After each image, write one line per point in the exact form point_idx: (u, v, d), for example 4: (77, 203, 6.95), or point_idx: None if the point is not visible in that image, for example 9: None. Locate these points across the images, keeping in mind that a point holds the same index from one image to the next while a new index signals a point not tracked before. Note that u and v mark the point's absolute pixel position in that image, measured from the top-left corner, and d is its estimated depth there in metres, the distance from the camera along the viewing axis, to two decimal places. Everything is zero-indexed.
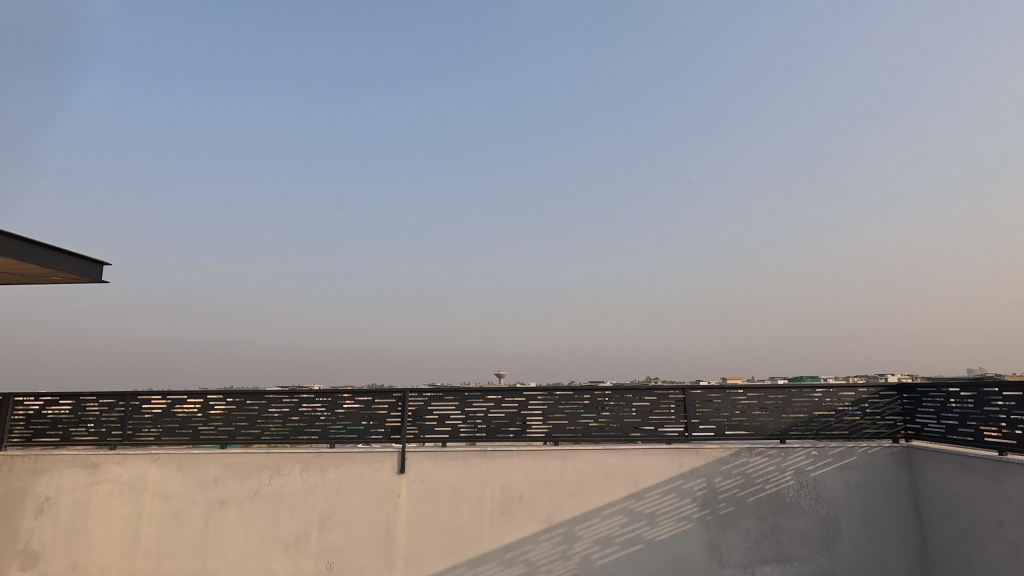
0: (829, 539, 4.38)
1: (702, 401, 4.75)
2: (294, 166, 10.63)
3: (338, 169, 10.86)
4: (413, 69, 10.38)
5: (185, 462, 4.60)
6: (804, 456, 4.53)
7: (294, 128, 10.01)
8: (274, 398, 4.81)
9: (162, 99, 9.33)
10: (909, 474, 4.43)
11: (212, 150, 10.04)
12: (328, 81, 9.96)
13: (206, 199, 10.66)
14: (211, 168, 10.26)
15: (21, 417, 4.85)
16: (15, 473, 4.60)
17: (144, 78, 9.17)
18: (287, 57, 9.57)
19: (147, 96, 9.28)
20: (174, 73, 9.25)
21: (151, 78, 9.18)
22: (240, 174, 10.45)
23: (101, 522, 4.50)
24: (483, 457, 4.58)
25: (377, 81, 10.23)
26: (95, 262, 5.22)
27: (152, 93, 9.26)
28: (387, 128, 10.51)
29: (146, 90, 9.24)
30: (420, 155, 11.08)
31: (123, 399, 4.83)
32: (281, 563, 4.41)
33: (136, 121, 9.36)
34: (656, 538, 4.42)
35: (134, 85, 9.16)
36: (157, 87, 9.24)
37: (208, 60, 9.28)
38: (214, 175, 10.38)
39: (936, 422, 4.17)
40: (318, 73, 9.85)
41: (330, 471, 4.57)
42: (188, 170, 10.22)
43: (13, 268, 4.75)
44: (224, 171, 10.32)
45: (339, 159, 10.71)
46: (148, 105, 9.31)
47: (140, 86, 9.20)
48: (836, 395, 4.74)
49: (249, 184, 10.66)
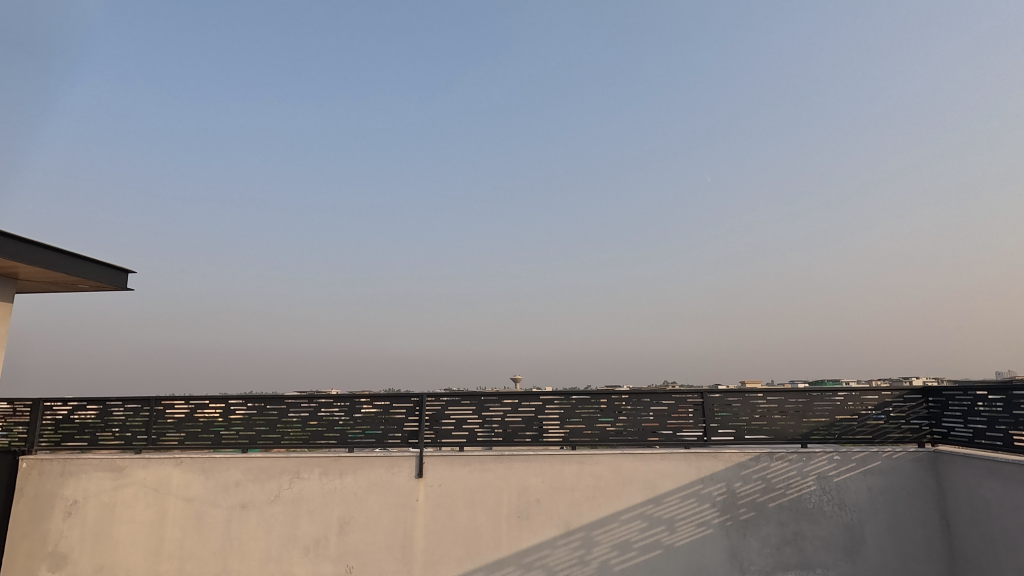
0: (852, 546, 4.30)
1: (721, 404, 4.70)
2: (283, 171, 11.30)
3: (327, 169, 11.48)
4: (407, 70, 10.92)
5: (207, 466, 4.67)
6: (826, 461, 4.46)
7: (281, 130, 10.63)
8: (294, 402, 4.87)
9: (149, 99, 9.96)
10: (935, 480, 4.33)
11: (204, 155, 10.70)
12: (319, 89, 10.53)
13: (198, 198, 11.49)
14: (203, 170, 10.92)
15: (50, 422, 4.96)
16: (46, 476, 4.73)
17: (131, 77, 9.78)
18: (280, 70, 10.26)
19: (134, 95, 9.88)
20: (164, 72, 9.85)
21: (139, 79, 9.82)
22: (228, 176, 11.12)
23: (127, 524, 4.59)
24: (499, 462, 4.58)
25: (367, 83, 10.72)
26: (119, 269, 5.41)
27: (139, 92, 9.89)
28: (379, 131, 11.10)
29: (133, 89, 9.84)
30: (415, 156, 11.78)
31: (148, 404, 4.93)
32: (301, 566, 4.45)
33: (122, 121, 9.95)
34: (675, 543, 4.38)
35: (119, 84, 9.74)
36: (141, 86, 9.88)
37: (196, 64, 9.83)
38: (205, 178, 11.09)
39: (963, 426, 4.08)
40: (310, 78, 10.42)
41: (349, 474, 4.61)
42: (178, 171, 10.82)
43: (42, 276, 4.94)
44: (214, 174, 11.00)
45: (333, 160, 11.35)
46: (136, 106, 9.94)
47: (126, 86, 9.80)
48: (859, 399, 4.65)
49: (240, 186, 11.37)
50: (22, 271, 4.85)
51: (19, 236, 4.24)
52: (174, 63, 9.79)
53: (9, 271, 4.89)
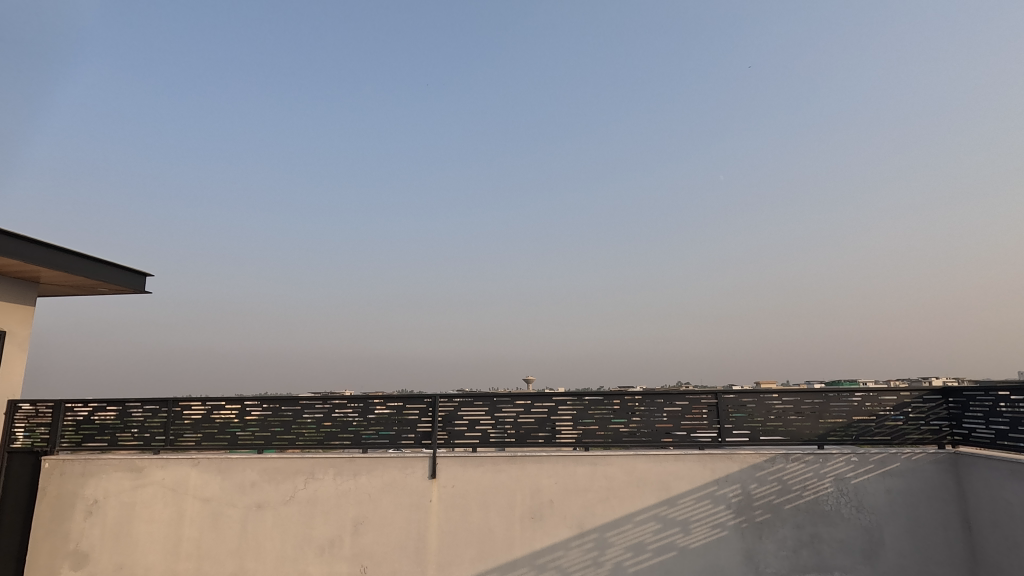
0: (870, 548, 4.24)
1: (736, 405, 4.65)
2: None
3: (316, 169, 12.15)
4: None
5: (223, 466, 4.73)
6: (844, 463, 4.39)
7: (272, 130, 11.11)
8: (308, 404, 4.92)
9: (146, 99, 10.16)
10: (956, 482, 4.25)
11: None
12: None
13: None
14: None
15: (71, 423, 5.05)
16: (67, 476, 4.83)
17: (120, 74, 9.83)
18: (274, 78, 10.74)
19: (127, 93, 10.01)
20: (160, 72, 10.08)
21: (135, 79, 9.98)
22: None
23: (146, 524, 4.66)
24: (512, 463, 4.58)
25: None
26: (137, 272, 5.54)
27: (131, 90, 10.01)
28: None
29: (124, 86, 9.95)
30: None
31: (165, 405, 5.00)
32: (316, 566, 4.48)
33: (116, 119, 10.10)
34: (689, 545, 4.35)
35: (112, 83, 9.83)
36: (133, 83, 9.99)
37: (198, 64, 10.11)
38: None
39: (985, 427, 4.00)
40: None
41: (363, 475, 4.64)
42: None
43: (61, 279, 5.06)
44: None
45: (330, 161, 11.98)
46: (131, 106, 10.07)
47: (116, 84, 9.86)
48: (877, 399, 4.57)
49: None
50: (43, 275, 4.97)
51: (41, 241, 4.36)
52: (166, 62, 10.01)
53: (31, 275, 5.02)
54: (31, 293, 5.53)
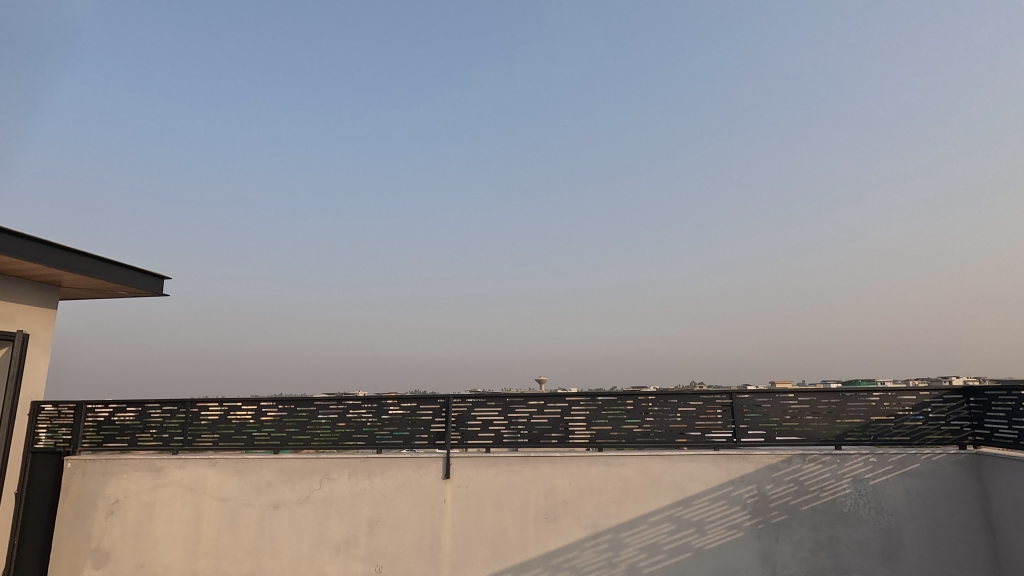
0: (889, 550, 4.18)
1: (750, 405, 4.61)
2: (276, 172, 12.22)
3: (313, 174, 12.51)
4: (389, 79, 11.82)
5: (240, 466, 4.79)
6: (861, 463, 4.33)
7: (274, 135, 11.43)
8: (323, 404, 4.97)
9: (142, 101, 10.28)
10: (978, 483, 4.17)
11: (195, 157, 11.31)
12: (307, 92, 11.31)
13: (188, 200, 12.04)
14: (190, 172, 11.51)
15: (91, 424, 5.14)
16: (89, 475, 4.93)
17: (114, 75, 9.87)
18: (274, 86, 11.10)
19: (122, 96, 10.09)
20: (157, 74, 10.24)
21: (131, 82, 10.10)
22: (221, 180, 11.88)
23: (166, 523, 4.74)
24: (526, 464, 4.58)
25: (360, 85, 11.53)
26: (154, 275, 5.64)
27: (128, 93, 10.11)
28: (366, 135, 11.96)
29: (118, 89, 10.02)
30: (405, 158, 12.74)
31: (183, 406, 5.07)
32: (331, 565, 4.52)
33: (109, 121, 10.16)
34: (705, 546, 4.32)
35: (108, 86, 9.92)
36: (128, 86, 10.08)
37: (196, 67, 10.30)
38: (191, 179, 11.67)
39: (1008, 428, 3.91)
40: (297, 83, 11.18)
41: (377, 475, 4.67)
42: (171, 173, 11.38)
43: (79, 282, 5.15)
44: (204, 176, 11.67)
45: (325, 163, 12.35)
46: (127, 108, 10.20)
47: (108, 86, 9.89)
48: (896, 399, 4.51)
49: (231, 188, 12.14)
50: (64, 279, 5.09)
51: (61, 244, 4.46)
52: (162, 65, 10.18)
53: (52, 278, 5.12)
54: (50, 295, 5.64)
